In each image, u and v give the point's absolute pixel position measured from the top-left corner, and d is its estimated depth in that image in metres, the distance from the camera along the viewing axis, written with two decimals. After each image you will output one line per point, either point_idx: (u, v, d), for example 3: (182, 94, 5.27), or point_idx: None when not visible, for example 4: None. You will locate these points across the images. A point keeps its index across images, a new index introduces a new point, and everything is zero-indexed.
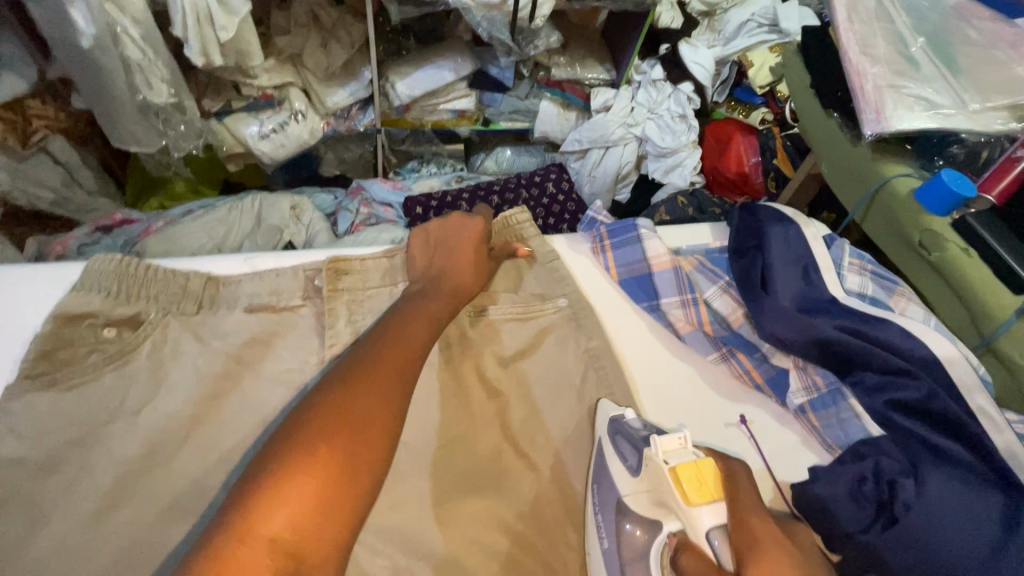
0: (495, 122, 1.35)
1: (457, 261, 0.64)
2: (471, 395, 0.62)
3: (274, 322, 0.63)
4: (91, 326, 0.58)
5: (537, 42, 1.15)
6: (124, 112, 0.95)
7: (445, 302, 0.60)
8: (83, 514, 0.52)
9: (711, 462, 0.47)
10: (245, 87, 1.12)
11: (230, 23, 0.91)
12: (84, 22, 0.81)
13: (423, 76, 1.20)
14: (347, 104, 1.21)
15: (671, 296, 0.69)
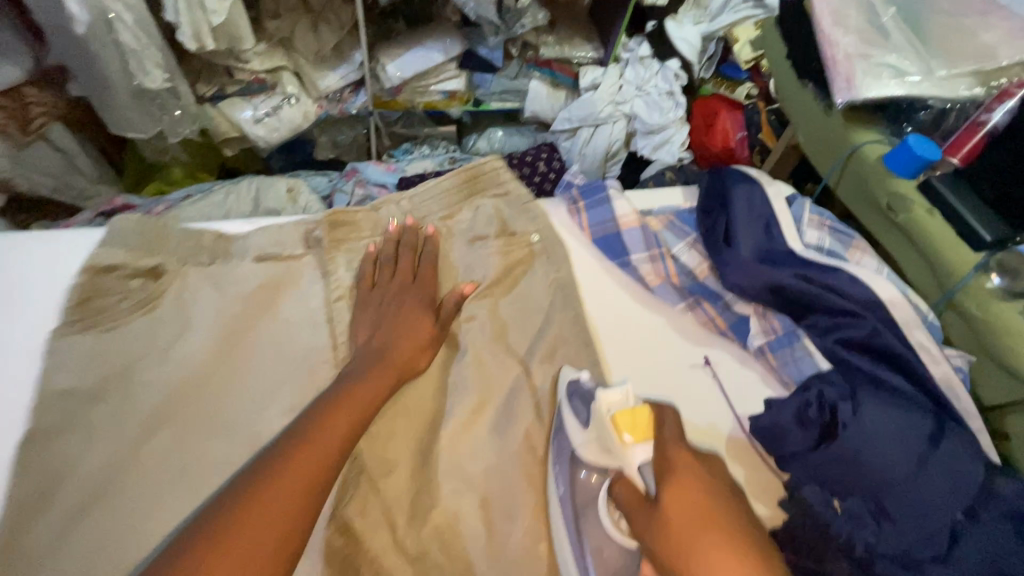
0: (486, 103, 1.39)
1: (399, 334, 0.63)
2: (463, 337, 0.66)
3: (280, 270, 0.68)
4: (114, 278, 0.63)
5: (524, 20, 1.19)
6: (120, 97, 1.00)
7: (382, 380, 0.59)
8: (126, 439, 0.56)
9: (646, 409, 0.54)
10: (238, 71, 1.16)
11: (220, 8, 0.96)
12: (78, 9, 0.85)
13: (413, 58, 1.23)
14: (339, 87, 1.25)
15: (640, 252, 0.74)
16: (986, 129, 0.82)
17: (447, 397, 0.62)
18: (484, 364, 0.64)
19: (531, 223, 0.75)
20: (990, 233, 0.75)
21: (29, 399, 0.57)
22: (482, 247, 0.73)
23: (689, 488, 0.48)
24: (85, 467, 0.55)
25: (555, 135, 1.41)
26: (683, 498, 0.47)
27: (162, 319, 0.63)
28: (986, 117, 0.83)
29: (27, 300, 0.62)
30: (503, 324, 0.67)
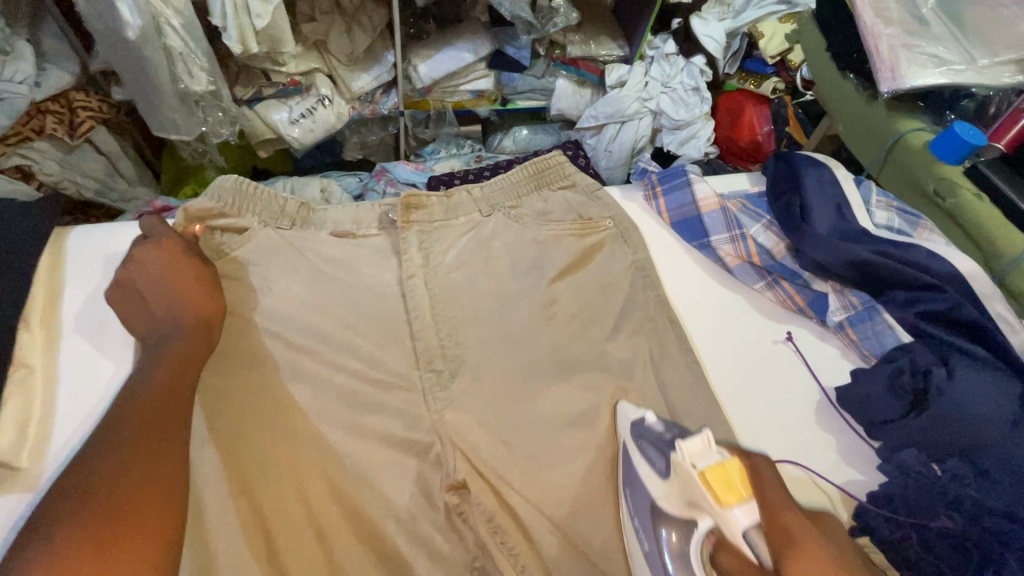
0: (511, 102, 1.42)
1: (183, 294, 0.59)
2: (554, 318, 0.68)
3: (354, 245, 0.71)
4: (211, 233, 0.67)
5: (557, 20, 1.22)
6: (166, 101, 1.01)
7: (178, 358, 0.55)
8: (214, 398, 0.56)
9: (736, 462, 0.46)
10: (275, 74, 1.19)
11: (264, 11, 0.99)
12: (131, 15, 0.88)
13: (445, 59, 1.27)
14: (371, 88, 1.28)
15: (720, 234, 0.77)
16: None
17: (526, 369, 0.63)
18: (561, 342, 0.66)
19: (605, 210, 0.77)
20: None
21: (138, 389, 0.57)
22: (557, 228, 0.74)
23: (816, 554, 0.42)
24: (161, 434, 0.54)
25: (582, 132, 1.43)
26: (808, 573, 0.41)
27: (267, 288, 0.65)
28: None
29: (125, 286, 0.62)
30: (581, 304, 0.69)
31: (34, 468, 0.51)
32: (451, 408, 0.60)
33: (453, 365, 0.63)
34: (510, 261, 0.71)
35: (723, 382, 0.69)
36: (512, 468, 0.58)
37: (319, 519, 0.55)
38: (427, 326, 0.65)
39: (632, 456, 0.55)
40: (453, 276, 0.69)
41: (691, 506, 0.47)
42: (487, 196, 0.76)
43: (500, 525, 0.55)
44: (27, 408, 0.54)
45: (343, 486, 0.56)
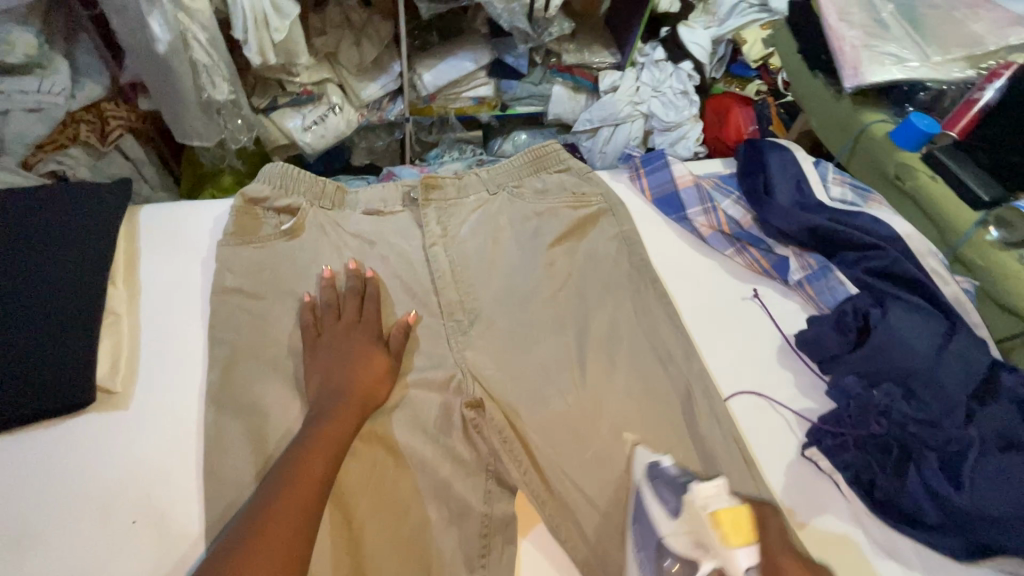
0: (509, 108, 1.54)
1: (358, 370, 0.65)
2: (556, 278, 0.79)
3: (384, 220, 0.81)
4: (263, 210, 0.76)
5: (552, 29, 1.34)
6: (190, 110, 1.15)
7: (334, 437, 0.58)
8: (266, 340, 0.67)
9: (748, 512, 0.47)
10: (290, 84, 1.30)
11: (282, 26, 1.11)
12: (160, 28, 1.00)
13: (447, 68, 1.39)
14: (378, 97, 1.40)
15: (695, 207, 0.89)
16: (977, 106, 0.95)
17: (531, 321, 0.74)
18: (558, 296, 0.77)
19: (596, 188, 0.88)
20: (987, 195, 0.88)
21: (201, 332, 0.68)
22: (555, 203, 0.85)
23: None
24: (217, 371, 0.64)
25: (577, 135, 1.56)
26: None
27: (302, 248, 0.74)
28: (977, 96, 0.96)
29: (182, 255, 0.73)
30: (575, 271, 0.80)
31: (126, 391, 0.63)
32: (471, 348, 0.70)
33: (470, 316, 0.74)
34: (514, 232, 0.82)
35: (693, 328, 0.79)
36: (521, 398, 0.66)
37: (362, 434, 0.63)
38: (448, 285, 0.75)
39: (644, 492, 0.55)
40: (466, 244, 0.80)
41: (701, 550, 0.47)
42: (493, 178, 0.88)
43: (509, 440, 0.63)
44: (117, 348, 0.65)
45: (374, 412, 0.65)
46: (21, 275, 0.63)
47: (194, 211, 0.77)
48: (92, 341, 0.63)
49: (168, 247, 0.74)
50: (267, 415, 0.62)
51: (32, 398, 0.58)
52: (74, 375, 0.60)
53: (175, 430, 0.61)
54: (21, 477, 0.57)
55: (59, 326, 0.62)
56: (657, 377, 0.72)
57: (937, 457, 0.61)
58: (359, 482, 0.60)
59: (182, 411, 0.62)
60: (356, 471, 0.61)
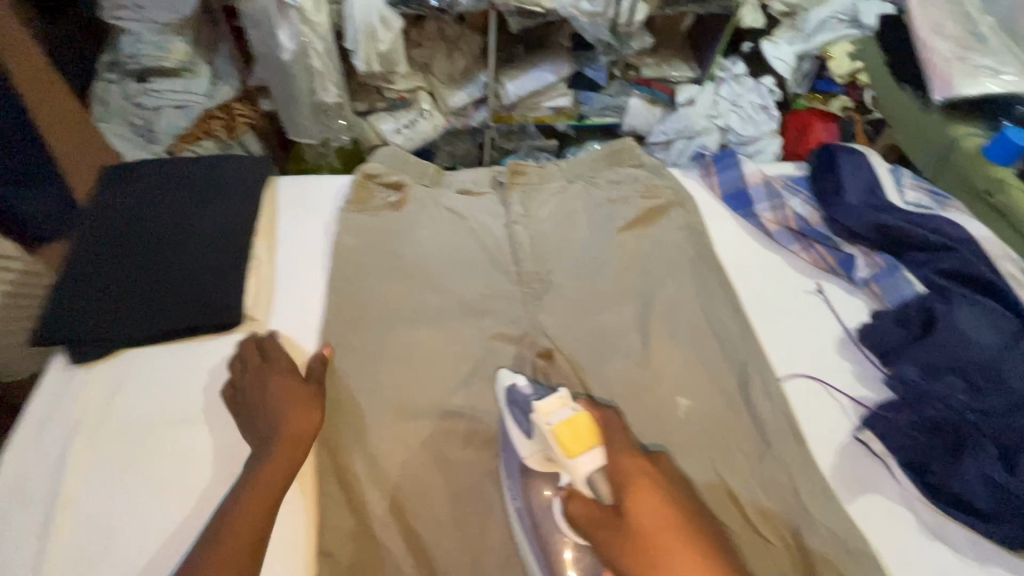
0: (587, 118, 1.60)
1: (285, 418, 0.64)
2: (623, 257, 0.86)
3: (473, 198, 0.91)
4: (374, 185, 0.89)
5: (632, 43, 1.42)
6: (303, 111, 1.34)
7: (262, 502, 0.59)
8: (373, 289, 0.79)
9: (581, 414, 0.58)
10: (387, 91, 1.46)
11: (388, 37, 1.28)
12: (288, 41, 1.21)
13: (530, 79, 1.48)
14: (465, 104, 1.51)
15: (763, 203, 0.93)
16: None
17: (598, 294, 0.82)
18: (625, 274, 0.84)
19: (667, 182, 0.95)
20: None
21: (323, 280, 0.82)
22: (628, 192, 0.93)
23: (649, 501, 0.54)
24: (332, 311, 0.77)
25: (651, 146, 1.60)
26: (645, 509, 0.54)
27: (404, 217, 0.87)
28: None
29: (309, 218, 0.88)
30: (641, 255, 0.87)
31: (264, 319, 0.78)
32: (543, 311, 0.79)
33: (545, 285, 0.82)
34: (589, 216, 0.91)
35: (752, 314, 0.83)
36: (585, 355, 0.75)
37: (446, 372, 0.73)
38: (527, 256, 0.85)
39: (505, 416, 0.65)
40: (545, 224, 0.89)
41: (551, 458, 0.60)
42: (572, 168, 0.97)
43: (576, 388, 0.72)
44: (258, 286, 0.79)
45: (456, 357, 0.75)
46: (188, 223, 0.80)
47: (322, 182, 0.93)
48: (238, 277, 0.77)
49: (299, 211, 0.89)
50: (368, 351, 0.74)
51: (190, 318, 0.73)
52: (230, 301, 0.75)
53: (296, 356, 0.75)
54: (163, 386, 0.71)
55: (210, 262, 0.77)
56: (713, 353, 0.78)
57: (993, 444, 0.64)
58: (438, 414, 0.70)
59: (303, 340, 0.76)
60: (434, 403, 0.70)
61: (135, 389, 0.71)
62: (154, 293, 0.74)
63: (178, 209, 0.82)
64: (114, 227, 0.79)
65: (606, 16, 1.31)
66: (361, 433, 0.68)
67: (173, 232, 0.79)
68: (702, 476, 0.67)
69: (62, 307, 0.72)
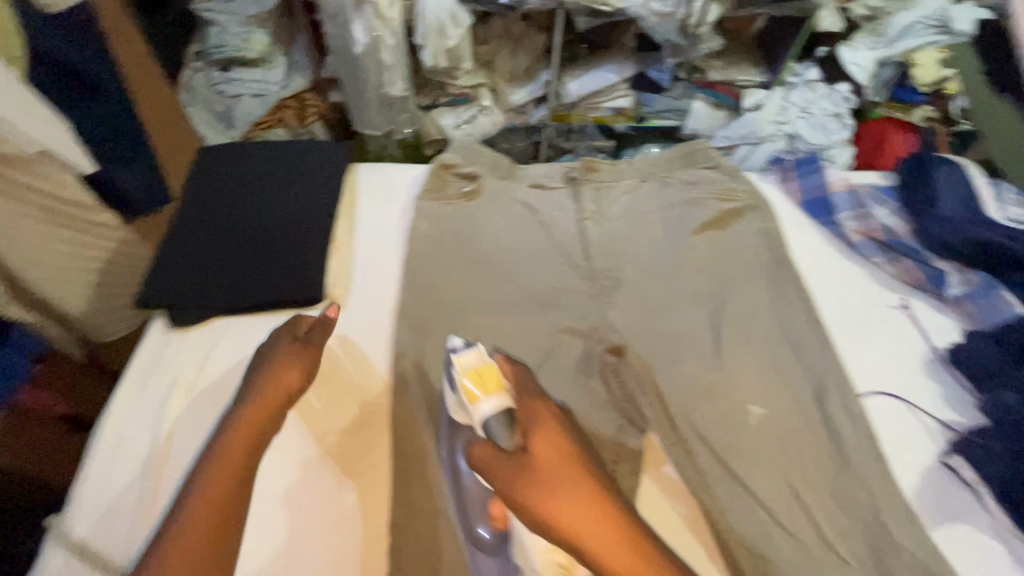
0: (646, 119, 1.57)
1: (273, 379, 0.66)
2: (696, 259, 0.85)
3: (544, 192, 0.92)
4: (449, 175, 0.91)
5: (701, 46, 1.36)
6: (370, 101, 1.38)
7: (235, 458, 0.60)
8: (446, 277, 0.82)
9: (491, 364, 0.61)
10: (451, 87, 1.48)
11: (456, 34, 1.30)
12: (360, 35, 1.26)
13: (593, 78, 1.48)
14: (525, 101, 1.52)
15: (848, 212, 0.90)
16: None
17: (669, 295, 0.81)
18: (697, 278, 0.83)
19: (743, 185, 0.93)
20: None
21: (398, 265, 0.84)
22: (703, 194, 0.92)
23: (553, 444, 0.52)
24: (406, 296, 0.80)
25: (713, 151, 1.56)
26: (546, 450, 0.52)
27: (477, 208, 0.88)
28: None
29: (386, 206, 0.91)
30: (714, 258, 0.85)
31: (344, 298, 0.81)
32: (613, 308, 0.79)
33: (616, 283, 0.82)
34: (661, 217, 0.90)
35: (830, 327, 0.80)
36: (655, 355, 0.74)
37: (515, 362, 0.74)
38: (598, 254, 0.85)
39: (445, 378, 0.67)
40: (616, 222, 0.89)
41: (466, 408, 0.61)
42: (645, 167, 0.96)
43: (647, 386, 0.72)
44: (340, 268, 0.83)
45: (526, 347, 0.76)
46: (275, 203, 0.85)
47: (399, 171, 0.96)
48: (319, 258, 0.80)
49: (377, 198, 0.92)
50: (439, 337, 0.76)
51: (276, 293, 0.77)
52: (313, 279, 0.78)
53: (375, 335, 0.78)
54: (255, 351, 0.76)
55: (296, 241, 0.81)
56: (787, 362, 0.75)
57: None
58: None
59: (381, 322, 0.79)
60: None
61: (231, 352, 0.76)
62: (248, 267, 0.79)
63: (269, 189, 0.86)
64: (212, 202, 0.85)
65: (676, 16, 1.27)
66: (432, 415, 0.70)
67: (263, 210, 0.84)
68: (773, 488, 0.65)
69: (164, 274, 0.78)
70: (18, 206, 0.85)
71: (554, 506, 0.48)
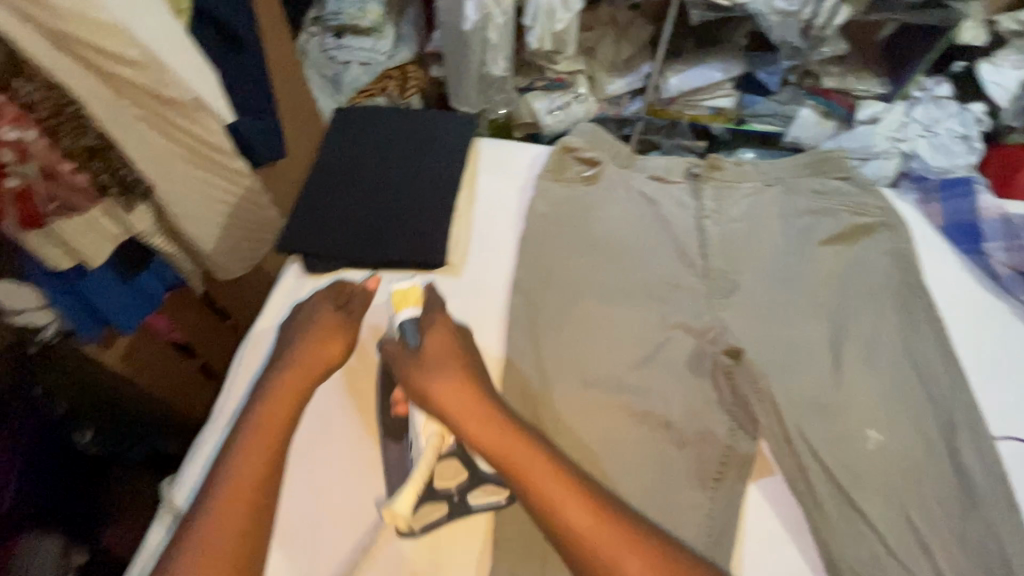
0: (746, 123, 1.46)
1: (314, 349, 0.68)
2: (818, 271, 0.81)
3: (662, 186, 0.91)
4: (569, 158, 0.92)
5: (823, 49, 1.26)
6: (470, 77, 1.37)
7: (270, 426, 0.62)
8: (560, 259, 0.82)
9: (419, 289, 0.71)
10: (549, 71, 1.43)
11: (565, 18, 1.26)
12: (472, 12, 1.24)
13: (695, 74, 1.39)
14: (621, 93, 1.46)
15: (998, 242, 0.83)
16: None
17: (788, 305, 0.78)
18: (819, 291, 0.79)
19: (877, 201, 0.87)
20: None
21: (513, 242, 0.87)
22: (834, 204, 0.87)
23: (444, 344, 0.66)
24: (519, 273, 0.81)
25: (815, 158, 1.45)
26: (436, 347, 0.65)
27: (594, 195, 0.88)
28: None
29: (503, 182, 0.93)
30: (839, 274, 0.81)
31: (460, 266, 0.84)
32: (729, 311, 0.77)
33: (731, 285, 0.80)
34: (785, 223, 0.86)
35: (966, 364, 0.75)
36: (770, 366, 0.72)
37: (625, 349, 0.75)
38: (716, 254, 0.83)
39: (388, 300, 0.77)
40: (737, 224, 0.86)
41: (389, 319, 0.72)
42: (770, 171, 0.93)
43: (763, 392, 0.70)
44: (459, 236, 0.86)
45: (634, 338, 0.76)
46: (399, 169, 0.88)
47: (517, 149, 0.97)
48: (440, 226, 0.83)
49: (493, 173, 0.94)
50: (547, 317, 0.77)
51: (396, 254, 0.81)
52: (433, 245, 0.81)
53: (491, 303, 0.81)
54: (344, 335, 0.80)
55: (417, 207, 0.85)
56: (913, 392, 0.71)
57: None
58: (614, 390, 0.72)
59: (493, 293, 0.82)
60: (612, 379, 0.73)
61: None
62: (371, 226, 0.83)
63: (394, 154, 0.90)
64: (337, 161, 0.89)
65: (801, 17, 1.19)
66: (541, 391, 0.72)
67: (387, 174, 0.88)
68: (890, 517, 0.62)
69: (295, 222, 0.84)
70: (168, 147, 0.84)
71: (440, 389, 0.62)
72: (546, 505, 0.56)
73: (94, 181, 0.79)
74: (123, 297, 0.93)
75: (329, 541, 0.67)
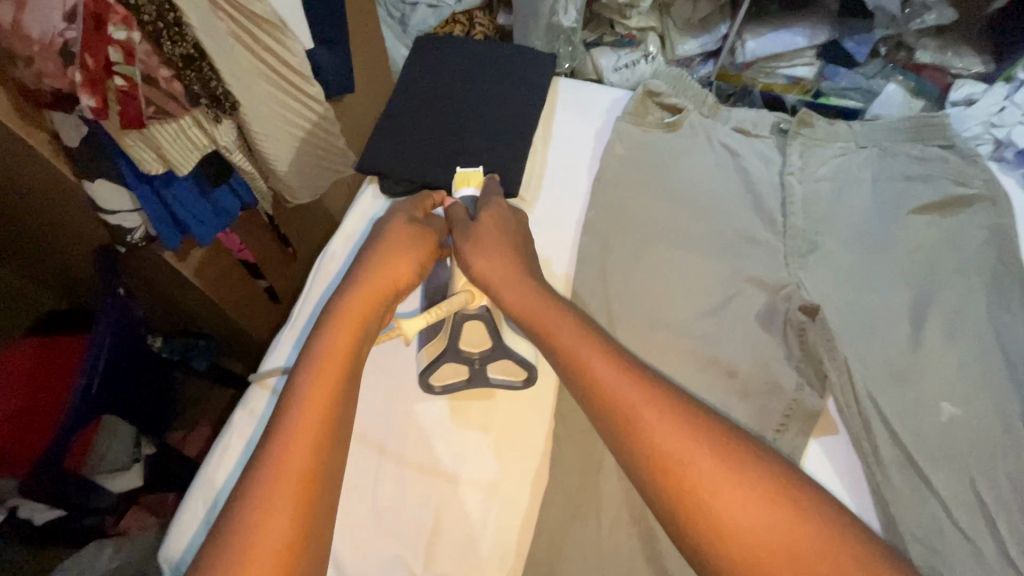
0: (825, 97, 1.20)
1: (388, 271, 0.64)
2: (906, 240, 0.77)
3: (746, 140, 0.88)
4: (652, 102, 0.90)
5: (927, 16, 1.04)
6: (537, 27, 1.21)
7: (336, 357, 0.57)
8: (636, 202, 0.82)
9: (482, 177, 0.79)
10: (618, 25, 1.25)
11: None
12: None
13: (774, 39, 1.15)
14: (692, 55, 1.24)
15: None
16: None
17: (869, 271, 0.75)
18: (906, 259, 0.76)
19: (980, 172, 0.81)
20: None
21: (587, 179, 0.87)
22: (931, 171, 0.82)
23: (503, 221, 0.71)
24: (593, 213, 0.82)
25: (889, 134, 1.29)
26: (493, 223, 0.70)
27: (673, 142, 0.86)
28: None
29: (579, 121, 0.92)
30: (930, 244, 0.76)
31: (531, 200, 0.85)
32: (806, 271, 0.75)
33: (811, 245, 0.78)
34: (877, 186, 0.82)
35: None
36: (844, 327, 0.71)
37: (696, 294, 0.75)
38: (798, 213, 0.80)
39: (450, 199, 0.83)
40: (822, 185, 0.83)
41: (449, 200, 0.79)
42: (865, 133, 0.89)
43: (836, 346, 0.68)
44: (533, 167, 0.87)
45: (705, 287, 0.75)
46: (476, 101, 0.88)
47: (596, 90, 0.96)
48: (516, 161, 0.83)
49: (569, 111, 0.93)
50: (618, 256, 0.78)
51: None
52: (506, 178, 0.82)
53: (562, 226, 0.83)
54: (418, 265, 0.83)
55: (492, 138, 0.85)
56: (996, 373, 0.67)
57: None
58: (680, 335, 0.72)
59: (563, 224, 0.83)
60: (679, 324, 0.73)
61: None
62: (446, 153, 0.84)
63: (472, 86, 0.90)
64: (415, 88, 0.90)
65: None
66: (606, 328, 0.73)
67: (463, 105, 0.88)
68: (956, 486, 0.61)
69: (371, 143, 0.86)
70: (253, 64, 0.84)
71: (483, 253, 0.67)
72: (589, 381, 0.56)
73: (189, 91, 0.77)
74: (201, 211, 0.94)
75: (405, 452, 0.70)
